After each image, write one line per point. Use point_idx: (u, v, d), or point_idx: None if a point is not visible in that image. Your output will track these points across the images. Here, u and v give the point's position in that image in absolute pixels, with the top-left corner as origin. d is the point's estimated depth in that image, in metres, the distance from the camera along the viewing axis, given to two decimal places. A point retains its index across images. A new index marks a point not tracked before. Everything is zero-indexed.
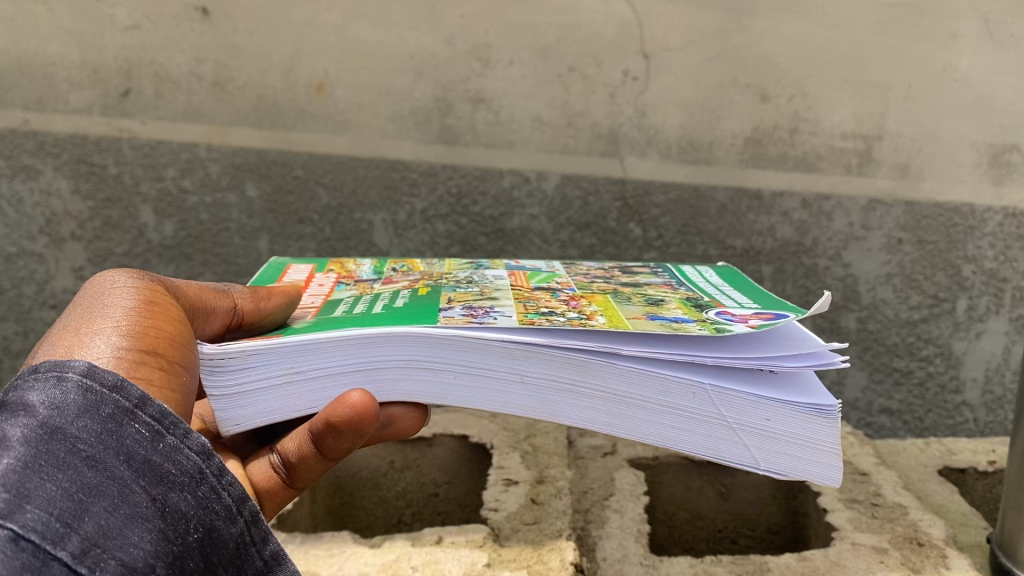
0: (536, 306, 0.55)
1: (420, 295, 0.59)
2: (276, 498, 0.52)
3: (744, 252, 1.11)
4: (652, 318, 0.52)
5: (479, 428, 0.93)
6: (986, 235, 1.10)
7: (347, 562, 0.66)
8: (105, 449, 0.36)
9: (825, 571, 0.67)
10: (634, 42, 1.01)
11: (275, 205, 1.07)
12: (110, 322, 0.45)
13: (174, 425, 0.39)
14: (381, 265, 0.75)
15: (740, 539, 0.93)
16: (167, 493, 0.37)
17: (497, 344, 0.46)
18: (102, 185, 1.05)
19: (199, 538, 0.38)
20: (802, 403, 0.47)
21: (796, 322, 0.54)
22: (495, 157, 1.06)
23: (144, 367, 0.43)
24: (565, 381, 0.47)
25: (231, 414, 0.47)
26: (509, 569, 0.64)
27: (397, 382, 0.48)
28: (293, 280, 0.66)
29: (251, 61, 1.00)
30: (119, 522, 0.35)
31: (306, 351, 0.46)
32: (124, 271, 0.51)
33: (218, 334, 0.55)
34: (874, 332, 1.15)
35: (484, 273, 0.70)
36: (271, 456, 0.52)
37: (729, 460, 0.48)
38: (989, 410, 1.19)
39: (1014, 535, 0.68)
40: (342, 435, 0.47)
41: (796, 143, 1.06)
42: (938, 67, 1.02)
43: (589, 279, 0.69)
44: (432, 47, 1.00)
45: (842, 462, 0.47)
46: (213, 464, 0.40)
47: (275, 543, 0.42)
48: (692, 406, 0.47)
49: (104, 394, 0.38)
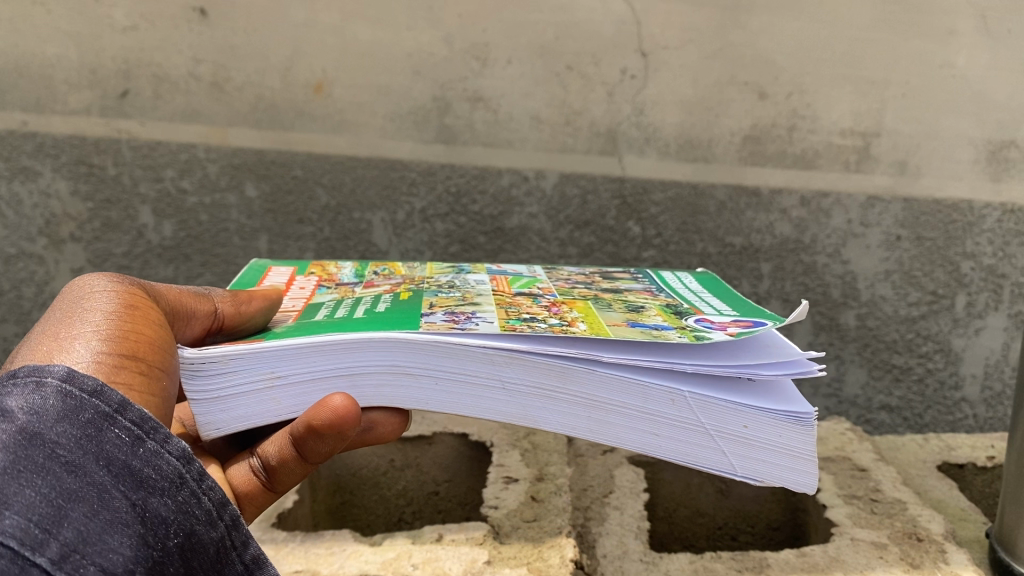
0: (517, 311, 0.55)
1: (400, 301, 0.59)
2: (256, 502, 0.51)
3: (744, 250, 1.11)
4: (633, 324, 0.52)
5: (479, 426, 0.93)
6: (985, 231, 1.10)
7: (347, 560, 0.66)
8: (84, 455, 0.36)
9: (825, 567, 0.67)
10: (632, 40, 1.01)
11: (274, 205, 1.07)
12: (90, 325, 0.44)
13: (155, 430, 0.39)
14: (364, 268, 0.75)
15: (740, 535, 0.93)
16: (147, 498, 0.37)
17: (478, 350, 0.46)
18: (101, 186, 1.05)
19: (180, 543, 0.37)
20: (779, 411, 0.47)
21: (774, 330, 0.55)
22: (495, 156, 1.06)
23: (123, 371, 0.43)
24: (546, 388, 0.47)
25: (212, 417, 0.46)
26: (509, 566, 0.65)
27: (379, 388, 0.47)
28: (274, 283, 0.67)
29: (249, 61, 1.00)
30: (98, 528, 0.34)
31: (287, 355, 0.46)
32: (104, 275, 0.51)
33: (198, 338, 0.55)
34: (874, 329, 1.16)
35: (466, 277, 0.71)
36: (249, 459, 0.51)
37: (706, 466, 0.48)
38: (989, 406, 1.19)
39: (1012, 529, 0.69)
40: (323, 439, 0.46)
41: (794, 141, 1.06)
42: (936, 63, 1.02)
43: (571, 283, 0.70)
44: (430, 46, 1.00)
45: (817, 468, 0.48)
46: (193, 469, 0.39)
47: (256, 547, 0.41)
48: (672, 413, 0.47)
49: (83, 399, 0.38)
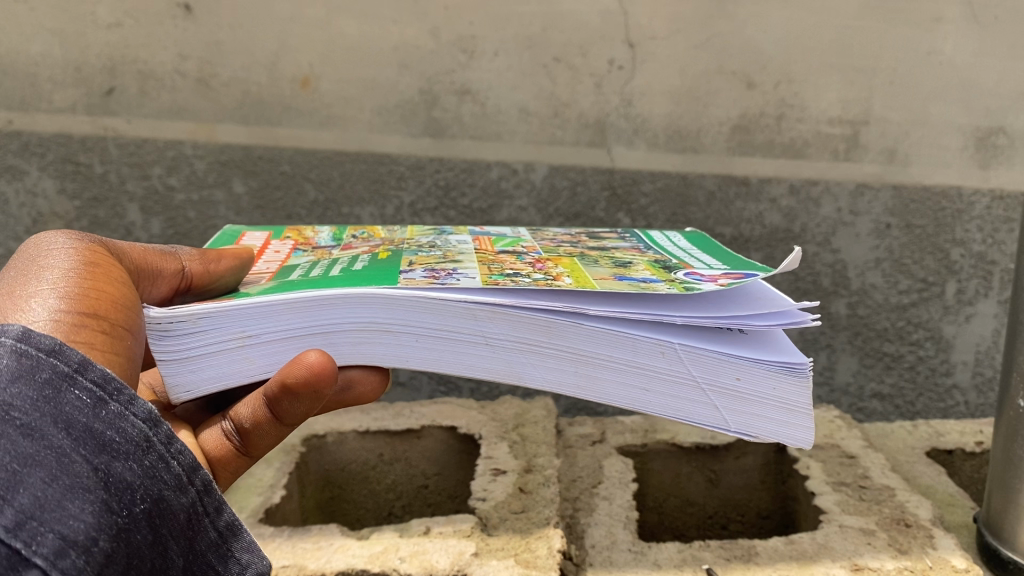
0: (500, 268, 0.55)
1: (379, 260, 0.58)
2: (229, 467, 0.49)
3: (733, 240, 1.11)
4: (620, 279, 0.51)
5: (468, 418, 0.94)
6: (974, 218, 1.10)
7: (335, 554, 0.66)
8: (42, 417, 0.35)
9: (813, 554, 0.67)
10: (619, 31, 1.00)
11: (262, 201, 1.06)
12: (47, 284, 0.43)
13: (118, 391, 0.37)
14: (341, 232, 0.74)
15: (730, 524, 0.94)
16: (111, 463, 0.36)
17: (460, 305, 0.46)
18: (87, 184, 1.05)
19: (147, 509, 0.37)
20: (772, 361, 0.47)
21: (763, 282, 0.54)
22: (483, 149, 1.05)
23: (85, 329, 0.42)
24: (531, 343, 0.47)
25: (182, 380, 0.45)
26: (496, 558, 0.64)
27: (357, 345, 0.47)
28: (248, 246, 0.66)
29: (235, 57, 0.99)
30: (57, 494, 0.33)
31: (260, 313, 0.45)
32: (62, 233, 0.49)
33: (166, 298, 0.55)
34: (864, 317, 1.16)
35: (447, 238, 0.70)
36: (222, 423, 0.49)
37: (698, 420, 0.48)
38: (979, 393, 1.20)
39: (999, 513, 0.69)
40: (298, 399, 0.45)
41: (783, 129, 1.05)
42: (923, 51, 1.02)
43: (555, 245, 0.69)
44: (417, 40, 1.00)
45: (813, 420, 0.48)
46: (161, 432, 0.38)
47: (230, 513, 0.41)
48: (662, 366, 0.47)
49: (40, 358, 0.36)
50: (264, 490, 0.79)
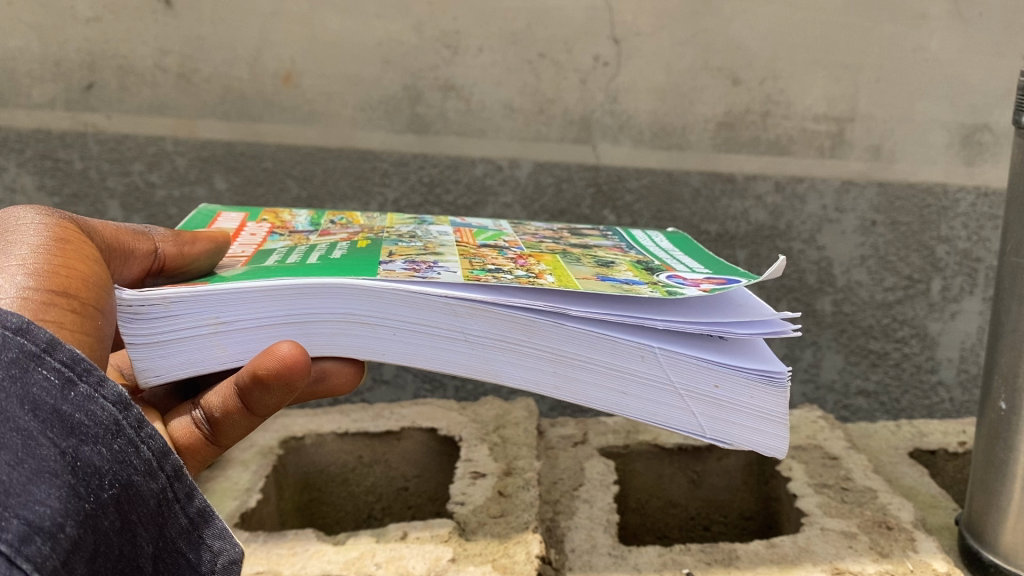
0: (481, 263, 0.54)
1: (357, 248, 0.58)
2: (197, 457, 0.48)
3: (719, 237, 1.11)
4: (602, 279, 0.51)
5: (449, 420, 0.93)
6: (959, 215, 1.10)
7: (310, 560, 0.65)
8: (8, 399, 0.34)
9: (794, 559, 0.67)
10: (604, 27, 0.99)
11: (244, 197, 1.05)
12: (15, 260, 0.42)
13: (88, 371, 0.36)
14: (319, 216, 0.73)
15: (712, 526, 0.93)
16: (79, 446, 0.35)
17: (440, 300, 0.45)
18: (67, 181, 1.04)
19: (115, 495, 0.35)
20: (753, 370, 0.46)
21: (744, 287, 0.54)
22: (467, 145, 1.04)
23: (54, 309, 0.41)
24: (511, 342, 0.46)
25: (151, 364, 0.45)
26: (474, 564, 0.64)
27: (332, 337, 0.46)
28: (224, 229, 0.65)
29: (216, 52, 0.98)
30: (23, 478, 0.32)
31: (234, 300, 0.44)
32: (31, 206, 0.48)
33: (138, 279, 0.53)
34: (850, 315, 1.16)
35: (428, 228, 0.69)
36: (192, 411, 0.48)
37: (674, 426, 0.47)
38: (965, 389, 1.20)
39: (981, 516, 0.68)
40: (270, 390, 0.44)
41: (768, 127, 1.05)
42: (909, 47, 1.01)
43: (538, 239, 0.69)
44: (400, 35, 0.98)
45: (788, 432, 0.47)
46: (131, 415, 0.37)
47: (201, 499, 0.40)
48: (642, 370, 0.46)
49: (6, 337, 0.35)
50: (240, 494, 0.78)
